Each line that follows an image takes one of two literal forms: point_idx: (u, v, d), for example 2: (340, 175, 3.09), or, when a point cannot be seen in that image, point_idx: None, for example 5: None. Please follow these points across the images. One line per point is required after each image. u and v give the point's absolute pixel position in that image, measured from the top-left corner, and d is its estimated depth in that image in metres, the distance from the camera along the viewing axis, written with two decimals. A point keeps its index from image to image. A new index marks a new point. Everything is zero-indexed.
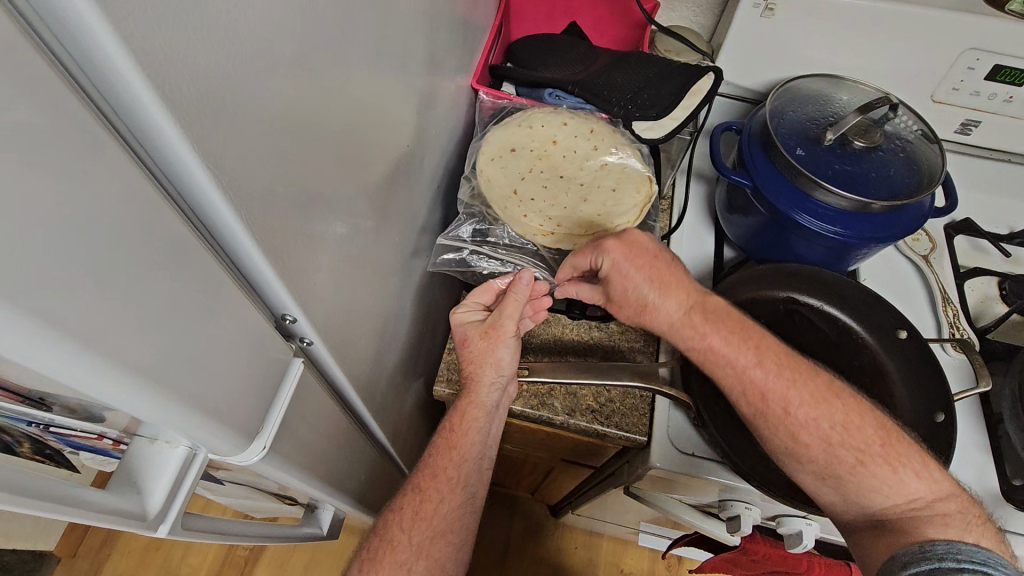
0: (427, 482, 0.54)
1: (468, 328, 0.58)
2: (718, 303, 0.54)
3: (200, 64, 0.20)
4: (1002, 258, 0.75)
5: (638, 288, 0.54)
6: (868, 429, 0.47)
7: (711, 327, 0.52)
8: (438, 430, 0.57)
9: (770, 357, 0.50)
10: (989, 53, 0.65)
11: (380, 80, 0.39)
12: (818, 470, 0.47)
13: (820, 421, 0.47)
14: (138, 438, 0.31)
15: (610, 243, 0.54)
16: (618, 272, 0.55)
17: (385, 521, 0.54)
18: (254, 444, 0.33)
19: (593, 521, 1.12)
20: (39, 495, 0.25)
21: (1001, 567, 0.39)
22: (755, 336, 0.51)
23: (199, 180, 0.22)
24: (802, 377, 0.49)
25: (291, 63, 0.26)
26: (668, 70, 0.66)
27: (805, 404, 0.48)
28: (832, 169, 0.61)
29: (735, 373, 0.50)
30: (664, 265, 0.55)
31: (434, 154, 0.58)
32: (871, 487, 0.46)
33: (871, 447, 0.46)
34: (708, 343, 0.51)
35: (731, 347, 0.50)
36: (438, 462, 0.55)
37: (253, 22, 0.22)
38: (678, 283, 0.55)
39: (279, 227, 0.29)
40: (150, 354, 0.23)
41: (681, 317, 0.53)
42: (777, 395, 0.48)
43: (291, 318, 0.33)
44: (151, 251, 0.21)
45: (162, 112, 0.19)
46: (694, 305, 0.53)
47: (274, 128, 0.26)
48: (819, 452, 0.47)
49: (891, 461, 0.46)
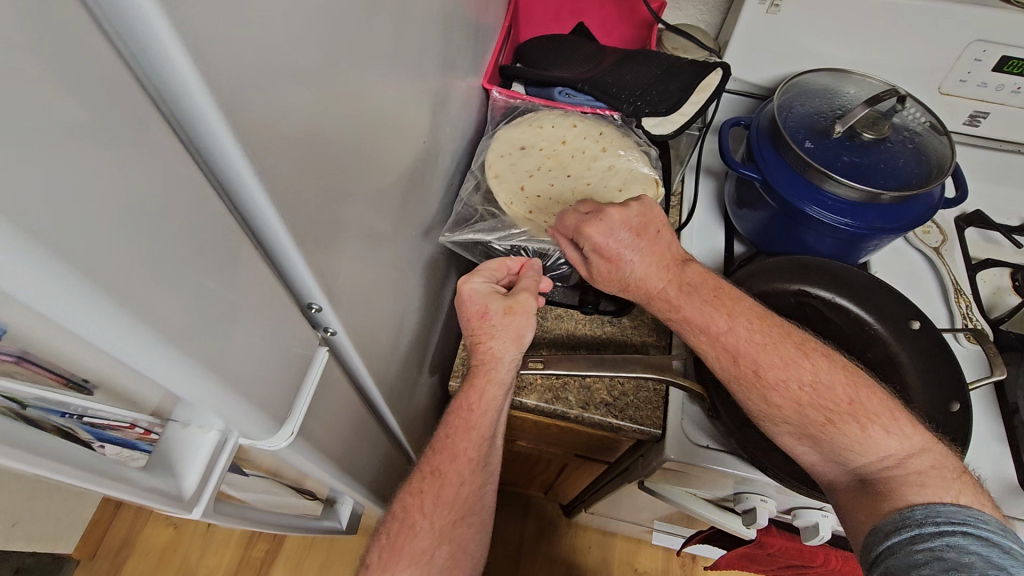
0: (446, 466, 0.54)
1: (488, 299, 0.54)
2: (695, 273, 0.54)
3: (239, 51, 0.21)
4: (1013, 249, 0.75)
5: (615, 250, 0.54)
6: (838, 387, 0.47)
7: (686, 298, 0.53)
8: (448, 414, 0.55)
9: (743, 323, 0.50)
10: (996, 45, 0.66)
11: (399, 77, 0.40)
12: (792, 430, 0.48)
13: (790, 382, 0.48)
14: (171, 423, 0.31)
15: (589, 229, 0.53)
16: (600, 253, 0.54)
17: (401, 505, 0.54)
18: (283, 429, 0.33)
19: (607, 520, 1.12)
20: (90, 469, 0.26)
21: (983, 523, 0.39)
22: (729, 304, 0.52)
23: (236, 164, 0.23)
24: (773, 337, 0.50)
25: (321, 55, 0.27)
26: (677, 67, 0.66)
27: (778, 365, 0.49)
28: (841, 161, 0.61)
29: (711, 339, 0.51)
30: (649, 241, 0.55)
31: (448, 152, 0.59)
32: (843, 446, 0.46)
33: (840, 404, 0.47)
34: (681, 313, 0.53)
35: (703, 314, 0.51)
36: (447, 449, 0.54)
37: (284, 17, 0.23)
38: (654, 253, 0.55)
39: (307, 214, 0.29)
40: (187, 333, 0.24)
41: (660, 288, 0.54)
42: (748, 359, 0.49)
43: (317, 306, 0.34)
44: (189, 233, 0.22)
45: (204, 96, 0.20)
46: (680, 280, 0.54)
47: (305, 118, 0.27)
48: (792, 413, 0.48)
49: (860, 418, 0.46)
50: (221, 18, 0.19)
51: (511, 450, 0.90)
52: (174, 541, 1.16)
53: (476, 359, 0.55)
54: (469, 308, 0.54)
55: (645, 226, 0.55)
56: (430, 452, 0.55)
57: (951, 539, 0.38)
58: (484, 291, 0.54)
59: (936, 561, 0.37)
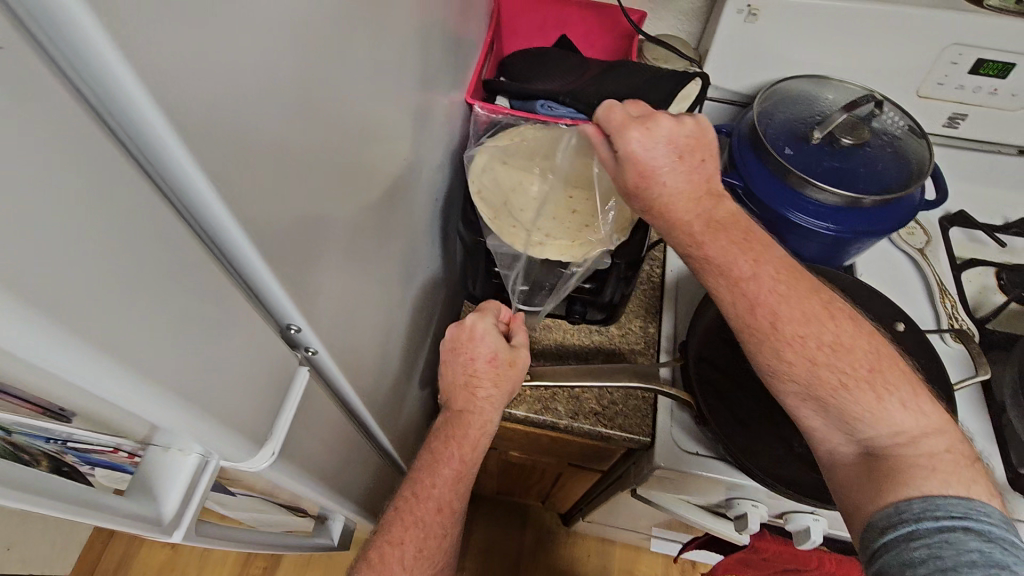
0: (428, 516, 0.52)
1: (496, 348, 0.56)
2: (728, 212, 0.49)
3: (201, 78, 0.21)
4: (998, 248, 0.76)
5: (652, 163, 0.48)
6: (858, 351, 0.46)
7: (711, 236, 0.48)
8: (429, 459, 0.54)
9: (768, 271, 0.47)
10: (971, 48, 0.67)
11: (376, 97, 0.41)
12: (801, 391, 0.47)
13: (808, 339, 0.46)
14: (153, 448, 0.32)
15: (631, 131, 0.48)
16: (632, 161, 0.48)
17: (378, 552, 0.51)
18: (263, 450, 0.34)
19: (605, 528, 1.11)
20: (67, 498, 0.26)
21: (984, 515, 0.39)
22: (757, 249, 0.48)
23: (203, 191, 0.23)
24: (799, 289, 0.47)
25: (291, 79, 0.28)
26: (658, 76, 0.67)
27: (797, 320, 0.46)
28: (822, 166, 0.62)
29: (729, 284, 0.48)
30: (692, 165, 0.49)
31: (432, 166, 0.60)
32: (854, 412, 0.45)
33: (859, 371, 0.45)
34: (703, 250, 0.48)
35: (727, 255, 0.47)
36: (430, 490, 0.53)
37: (250, 46, 0.24)
38: (693, 181, 0.49)
39: (281, 237, 0.30)
40: (156, 358, 0.24)
41: (688, 220, 0.49)
42: (766, 310, 0.47)
43: (296, 327, 0.34)
44: (155, 258, 0.22)
45: (161, 120, 0.20)
46: (713, 218, 0.48)
47: (275, 141, 0.27)
48: (802, 371, 0.46)
49: (877, 386, 0.45)
50: (180, 46, 0.20)
51: (506, 461, 0.90)
52: (171, 560, 1.15)
53: (467, 407, 0.56)
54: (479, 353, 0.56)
55: (698, 147, 0.49)
56: (410, 500, 0.52)
57: (951, 535, 0.38)
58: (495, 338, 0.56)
59: (933, 560, 0.38)
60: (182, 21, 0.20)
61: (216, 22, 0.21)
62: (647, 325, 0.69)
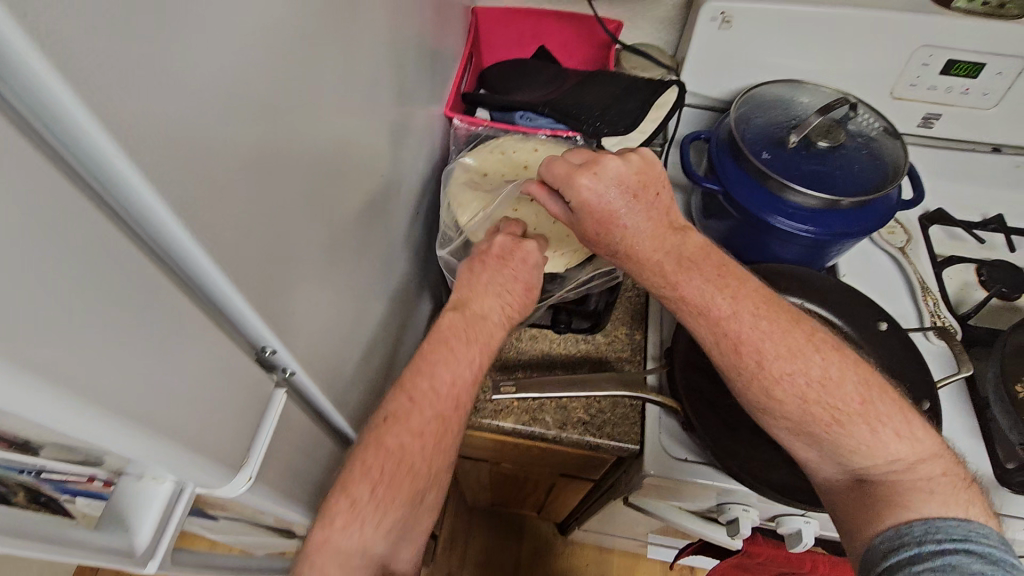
0: (442, 406, 0.46)
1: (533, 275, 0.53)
2: (698, 247, 0.51)
3: (155, 109, 0.21)
4: (977, 245, 0.77)
5: (607, 210, 0.49)
6: (848, 385, 0.46)
7: (685, 275, 0.49)
8: (444, 347, 0.48)
9: (748, 307, 0.48)
10: (941, 49, 0.68)
11: (348, 114, 0.41)
12: (792, 427, 0.47)
13: (797, 376, 0.46)
14: (125, 477, 0.31)
15: (580, 181, 0.49)
16: (587, 212, 0.50)
17: (378, 441, 0.43)
18: (239, 475, 0.33)
19: (601, 535, 1.11)
20: (34, 536, 0.26)
21: (984, 537, 0.40)
22: (733, 284, 0.49)
23: (165, 219, 0.23)
24: (780, 322, 0.48)
25: (255, 104, 0.28)
26: (635, 85, 0.68)
27: (783, 356, 0.47)
28: (800, 169, 0.63)
29: (710, 322, 0.49)
30: (646, 204, 0.50)
31: (411, 181, 0.60)
32: (850, 448, 0.46)
33: (851, 405, 0.46)
34: (679, 291, 0.49)
35: (704, 294, 0.49)
36: (449, 384, 0.46)
37: (210, 72, 0.24)
38: (652, 218, 0.51)
39: (251, 260, 0.30)
40: (121, 390, 0.23)
41: (660, 262, 0.50)
42: (751, 347, 0.47)
43: (272, 349, 0.34)
44: (114, 290, 0.22)
45: (116, 151, 0.20)
46: (683, 256, 0.50)
47: (241, 166, 0.27)
48: (794, 408, 0.46)
49: (869, 419, 0.45)
50: (133, 78, 0.20)
51: (498, 472, 0.89)
52: None
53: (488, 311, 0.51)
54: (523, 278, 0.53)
55: (645, 185, 0.50)
56: (420, 390, 0.45)
57: (953, 557, 0.39)
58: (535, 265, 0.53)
59: None
60: (134, 54, 0.20)
61: (169, 52, 0.21)
62: (633, 333, 0.69)
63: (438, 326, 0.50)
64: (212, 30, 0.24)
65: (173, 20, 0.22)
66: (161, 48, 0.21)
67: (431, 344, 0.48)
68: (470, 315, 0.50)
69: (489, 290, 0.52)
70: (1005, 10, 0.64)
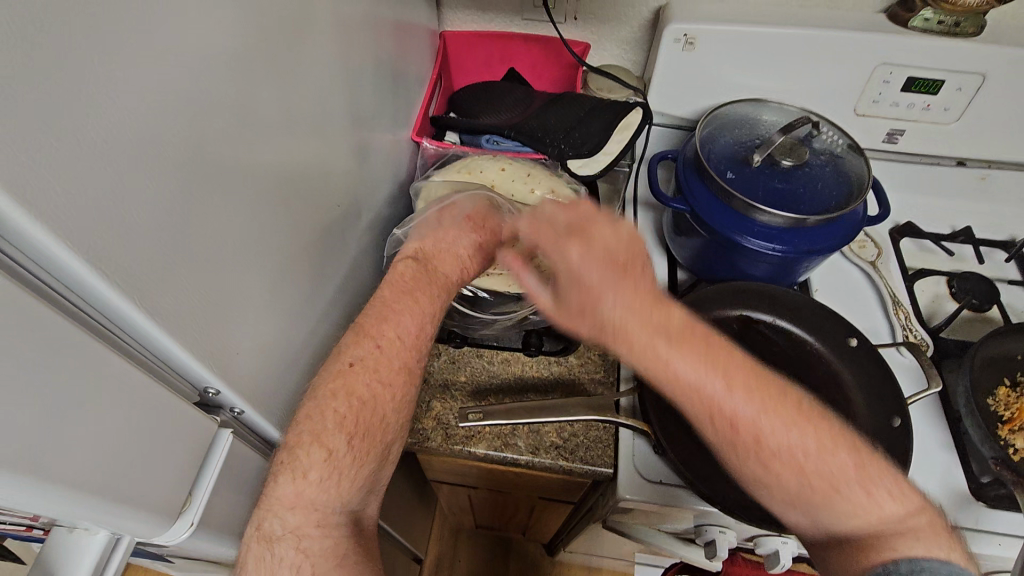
0: (384, 360, 0.44)
1: (483, 243, 0.56)
2: (679, 318, 0.44)
3: (45, 156, 0.22)
4: (946, 257, 0.77)
5: (593, 287, 0.44)
6: (842, 453, 0.41)
7: (677, 351, 0.42)
8: (387, 294, 0.48)
9: (738, 381, 0.42)
10: (901, 67, 0.69)
11: (291, 146, 0.41)
12: (789, 499, 0.43)
13: (793, 449, 0.41)
14: (59, 527, 0.30)
15: (571, 245, 0.46)
16: (571, 276, 0.45)
17: (319, 403, 0.41)
18: (180, 520, 0.33)
19: (587, 557, 1.09)
20: None
21: None
22: (723, 358, 0.43)
23: (77, 269, 0.24)
24: (770, 397, 0.42)
25: (178, 152, 0.29)
26: (598, 108, 0.69)
27: (779, 431, 0.41)
28: (764, 189, 0.63)
29: (702, 402, 0.42)
30: (633, 279, 0.44)
31: (373, 206, 0.60)
32: (844, 512, 0.41)
33: (847, 473, 0.41)
34: (673, 370, 0.42)
35: (695, 373, 0.42)
36: (413, 334, 0.47)
37: (123, 129, 0.25)
38: (637, 292, 0.44)
39: (183, 305, 0.31)
40: (27, 438, 0.23)
41: (647, 340, 0.42)
42: (745, 425, 0.42)
43: (214, 389, 0.35)
44: (14, 333, 0.22)
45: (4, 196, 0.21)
46: (677, 330, 0.43)
47: (155, 203, 0.28)
48: (792, 482, 0.42)
49: (865, 483, 0.41)
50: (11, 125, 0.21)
51: (478, 496, 0.88)
52: None
53: (437, 264, 0.53)
54: (471, 244, 0.55)
55: (631, 260, 0.45)
56: (375, 343, 0.45)
57: None
58: (473, 236, 0.56)
59: None
60: (17, 104, 0.21)
61: (65, 106, 0.22)
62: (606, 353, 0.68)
63: (401, 278, 0.50)
64: (112, 73, 0.24)
65: (72, 80, 0.23)
66: (50, 94, 0.22)
67: (393, 294, 0.48)
68: (432, 269, 0.52)
69: (452, 250, 0.54)
70: (959, 27, 0.67)
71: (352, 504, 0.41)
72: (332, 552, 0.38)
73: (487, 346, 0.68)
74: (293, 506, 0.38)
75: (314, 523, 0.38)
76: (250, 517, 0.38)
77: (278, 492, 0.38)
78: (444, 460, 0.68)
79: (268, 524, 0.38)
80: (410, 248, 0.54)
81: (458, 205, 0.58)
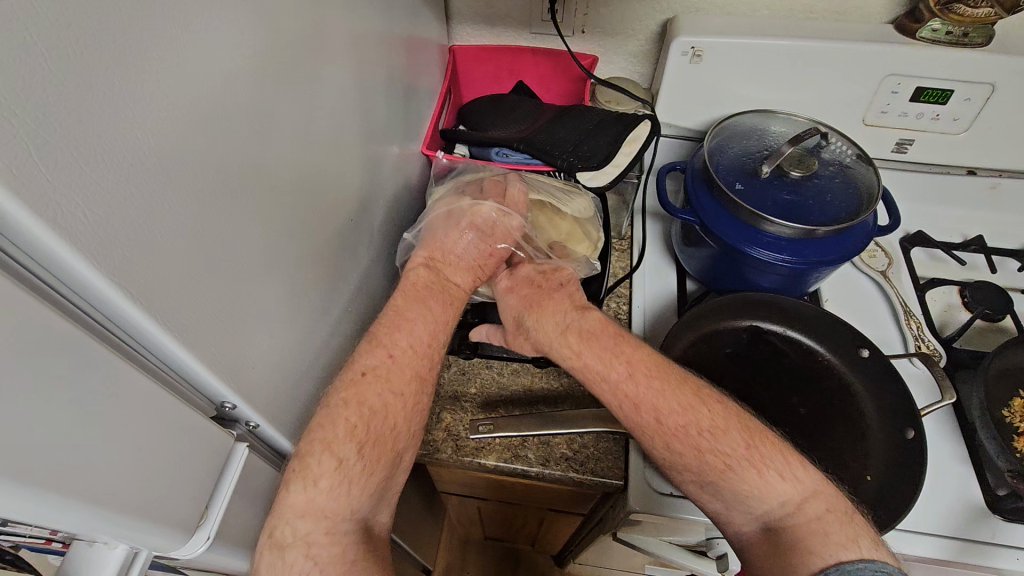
0: (393, 374, 0.45)
1: (492, 251, 0.59)
2: (594, 320, 0.54)
3: (72, 183, 0.23)
4: (959, 266, 0.77)
5: (517, 311, 0.58)
6: (733, 431, 0.46)
7: (586, 345, 0.52)
8: (396, 307, 0.50)
9: (641, 368, 0.50)
10: (909, 77, 0.69)
11: (307, 162, 0.42)
12: (696, 479, 0.47)
13: (687, 428, 0.47)
14: (79, 541, 0.31)
15: (500, 280, 0.60)
16: (507, 313, 0.59)
17: (324, 413, 0.42)
18: (196, 535, 0.33)
19: (596, 568, 1.08)
20: None
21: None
22: (628, 350, 0.52)
23: (101, 289, 0.25)
24: (671, 382, 0.49)
25: (198, 174, 0.30)
26: (607, 120, 0.69)
27: (676, 410, 0.48)
28: (773, 201, 0.63)
29: (609, 387, 0.51)
30: (548, 294, 0.58)
31: (385, 219, 0.61)
32: (754, 500, 0.44)
33: (737, 449, 0.45)
34: (583, 360, 0.52)
35: (601, 360, 0.51)
36: (426, 343, 0.48)
37: (144, 154, 0.26)
38: (559, 305, 0.56)
39: (203, 322, 0.31)
40: (47, 454, 0.23)
41: (558, 338, 0.54)
42: (648, 407, 0.48)
43: (231, 404, 0.36)
44: (37, 353, 0.22)
45: (35, 222, 0.22)
46: (592, 336, 0.53)
47: (175, 222, 0.28)
48: (693, 462, 0.46)
49: (756, 463, 0.45)
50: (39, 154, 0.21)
51: (487, 507, 0.88)
52: None
53: (449, 278, 0.55)
54: (482, 251, 0.58)
55: (548, 280, 0.59)
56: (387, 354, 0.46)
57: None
58: (474, 245, 0.58)
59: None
60: (47, 132, 0.21)
61: (91, 134, 0.23)
62: None
63: (414, 286, 0.52)
64: (132, 98, 0.25)
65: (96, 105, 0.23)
66: (78, 121, 0.23)
67: (406, 303, 0.50)
68: (444, 279, 0.55)
69: (463, 260, 0.57)
70: (969, 37, 0.66)
71: (361, 511, 0.41)
72: (339, 560, 0.39)
73: (496, 357, 0.68)
74: (304, 513, 0.39)
75: (323, 530, 0.39)
76: (264, 523, 0.38)
77: (290, 501, 0.39)
78: (453, 471, 0.68)
79: (279, 532, 0.38)
80: (422, 255, 0.56)
81: (471, 208, 0.60)
